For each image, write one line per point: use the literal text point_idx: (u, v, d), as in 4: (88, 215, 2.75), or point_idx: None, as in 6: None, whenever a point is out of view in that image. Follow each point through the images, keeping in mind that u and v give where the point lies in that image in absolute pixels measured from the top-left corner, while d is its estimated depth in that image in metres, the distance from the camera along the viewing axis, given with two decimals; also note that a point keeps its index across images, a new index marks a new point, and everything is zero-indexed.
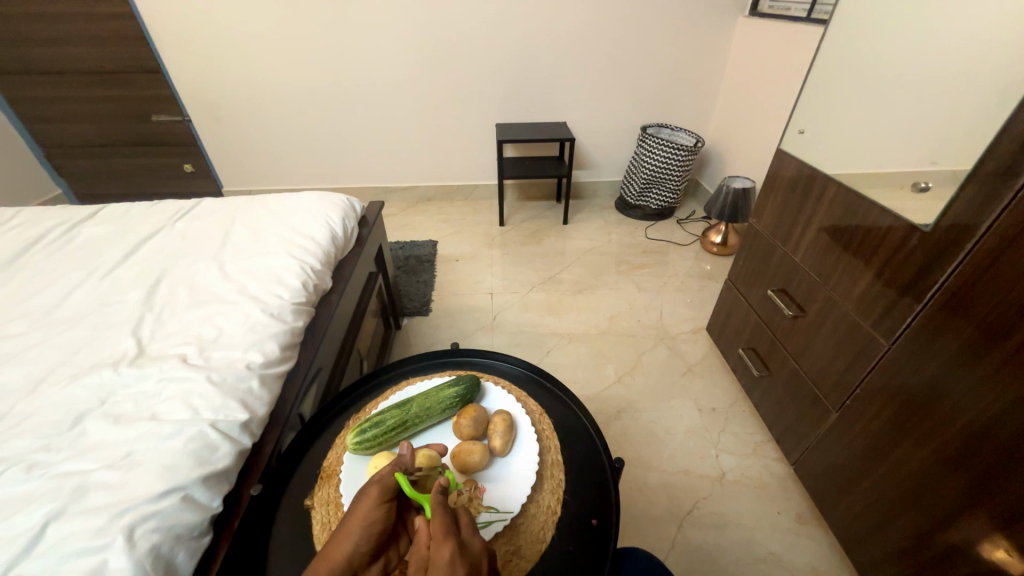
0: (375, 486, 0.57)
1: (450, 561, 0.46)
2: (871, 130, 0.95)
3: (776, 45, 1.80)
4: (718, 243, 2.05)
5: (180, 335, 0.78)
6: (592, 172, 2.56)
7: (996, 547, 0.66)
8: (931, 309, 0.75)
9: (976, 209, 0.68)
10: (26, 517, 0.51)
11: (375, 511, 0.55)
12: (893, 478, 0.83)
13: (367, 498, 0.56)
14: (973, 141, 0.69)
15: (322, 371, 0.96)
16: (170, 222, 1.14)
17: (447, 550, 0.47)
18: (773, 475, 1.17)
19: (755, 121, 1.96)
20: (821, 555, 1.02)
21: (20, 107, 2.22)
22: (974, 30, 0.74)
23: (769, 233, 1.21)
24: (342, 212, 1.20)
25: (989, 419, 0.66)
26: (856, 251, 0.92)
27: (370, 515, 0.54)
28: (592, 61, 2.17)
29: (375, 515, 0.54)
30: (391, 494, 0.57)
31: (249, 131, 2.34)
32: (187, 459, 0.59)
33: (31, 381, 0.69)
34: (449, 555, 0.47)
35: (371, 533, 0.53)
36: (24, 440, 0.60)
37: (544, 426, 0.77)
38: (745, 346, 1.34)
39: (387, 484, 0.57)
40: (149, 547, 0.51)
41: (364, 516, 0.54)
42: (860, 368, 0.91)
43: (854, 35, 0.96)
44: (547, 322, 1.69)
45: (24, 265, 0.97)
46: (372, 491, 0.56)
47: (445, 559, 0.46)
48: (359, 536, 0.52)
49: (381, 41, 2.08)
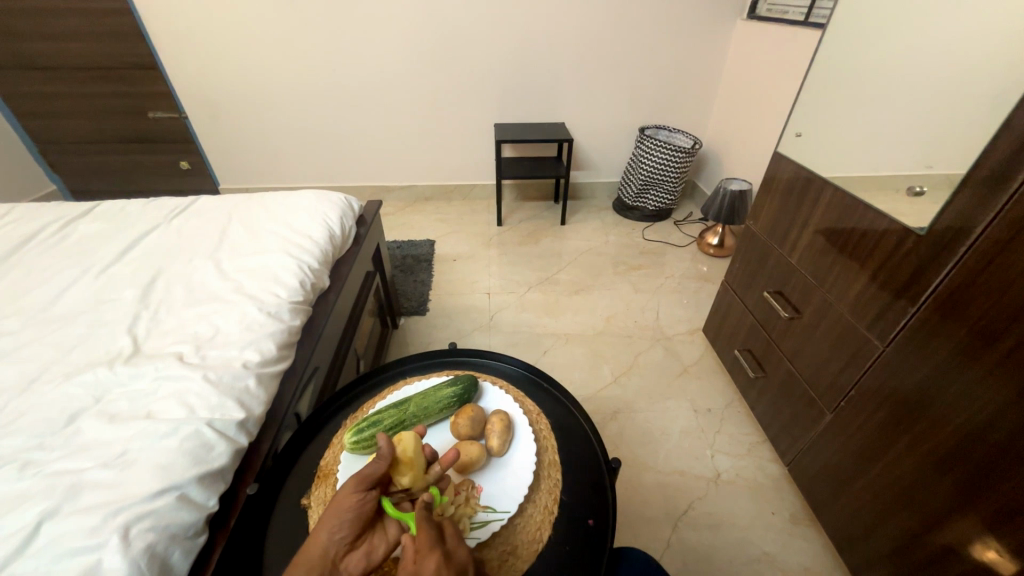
0: (353, 479, 0.57)
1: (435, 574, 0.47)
2: (867, 134, 0.96)
3: (774, 48, 1.82)
4: (715, 244, 2.06)
5: (176, 333, 0.78)
6: (590, 173, 2.57)
7: (987, 547, 0.67)
8: (925, 312, 0.76)
9: (971, 213, 0.68)
10: (19, 515, 0.51)
11: (354, 503, 0.55)
12: (886, 479, 0.84)
13: (346, 488, 0.56)
14: (966, 147, 0.70)
15: (318, 370, 0.95)
16: (166, 220, 1.13)
17: (432, 561, 0.48)
18: (767, 475, 1.18)
19: (752, 123, 1.97)
20: (814, 554, 1.03)
21: (14, 101, 2.20)
22: (970, 36, 0.75)
23: (766, 235, 1.21)
24: (340, 211, 1.20)
25: (982, 420, 0.66)
26: (852, 254, 0.92)
27: (349, 507, 0.55)
28: (591, 62, 2.17)
29: (353, 507, 0.55)
30: (371, 484, 0.57)
31: (246, 129, 2.33)
32: (183, 457, 0.59)
33: (25, 379, 0.68)
34: (434, 566, 0.47)
35: (347, 522, 0.54)
36: (17, 438, 0.59)
37: (542, 426, 0.77)
38: (741, 348, 1.35)
39: (365, 476, 0.57)
40: (145, 546, 0.51)
41: (342, 509, 0.54)
42: (855, 370, 0.92)
43: (851, 40, 0.97)
44: (545, 322, 1.69)
45: (17, 261, 0.96)
46: (349, 485, 0.56)
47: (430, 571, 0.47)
48: (334, 528, 0.53)
49: (380, 39, 2.08)
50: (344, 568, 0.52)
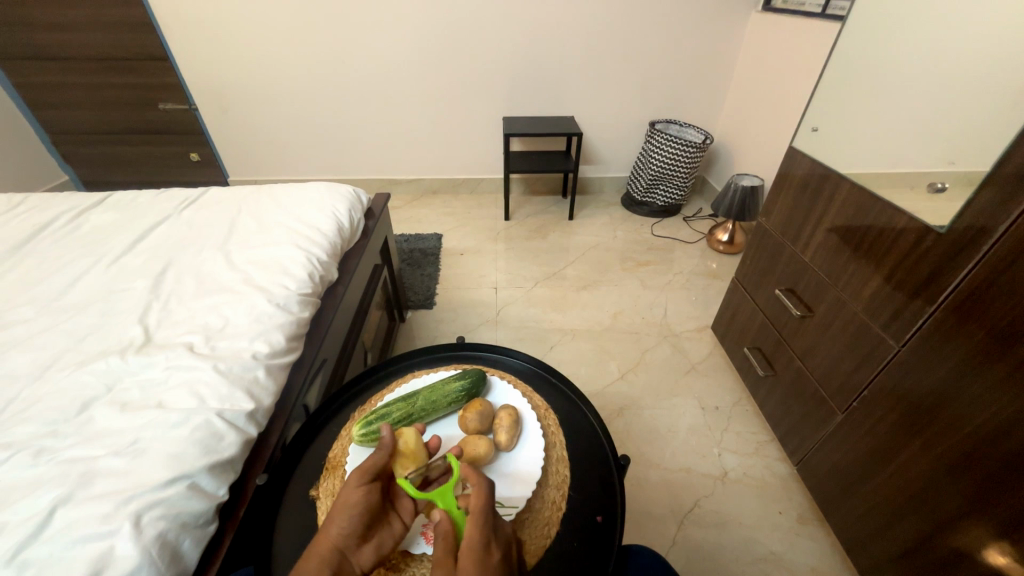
0: (356, 472, 0.57)
1: (486, 542, 0.50)
2: (884, 129, 0.94)
3: (790, 41, 1.78)
4: (725, 241, 2.03)
5: (187, 324, 0.78)
6: (599, 168, 2.54)
7: (998, 552, 0.66)
8: (943, 313, 0.74)
9: (994, 211, 0.66)
10: (34, 500, 0.52)
11: (361, 496, 0.55)
12: (897, 483, 0.83)
13: (351, 482, 0.56)
14: (990, 143, 0.68)
15: (326, 363, 0.95)
16: (177, 210, 1.14)
17: (477, 528, 0.51)
18: (775, 474, 1.17)
19: (766, 118, 1.94)
20: (820, 555, 1.02)
21: (27, 92, 2.22)
22: (995, 29, 0.72)
23: (778, 232, 1.20)
24: (349, 204, 1.20)
25: (999, 423, 0.65)
26: (866, 253, 0.91)
27: (357, 501, 0.55)
28: (601, 54, 2.14)
29: (361, 500, 0.55)
30: (373, 476, 0.58)
31: (255, 121, 2.33)
32: (194, 447, 0.60)
33: (38, 367, 0.69)
34: (480, 534, 0.51)
35: (355, 516, 0.54)
36: (31, 425, 0.60)
37: (550, 422, 0.77)
38: (751, 346, 1.34)
39: (370, 469, 0.58)
40: (156, 534, 0.51)
41: (350, 501, 0.55)
42: (869, 369, 0.90)
43: (872, 32, 0.95)
44: (551, 317, 1.68)
45: (30, 251, 0.97)
46: (352, 477, 0.57)
47: (478, 539, 0.50)
48: (344, 523, 0.53)
49: (389, 31, 2.06)
50: (355, 560, 0.53)
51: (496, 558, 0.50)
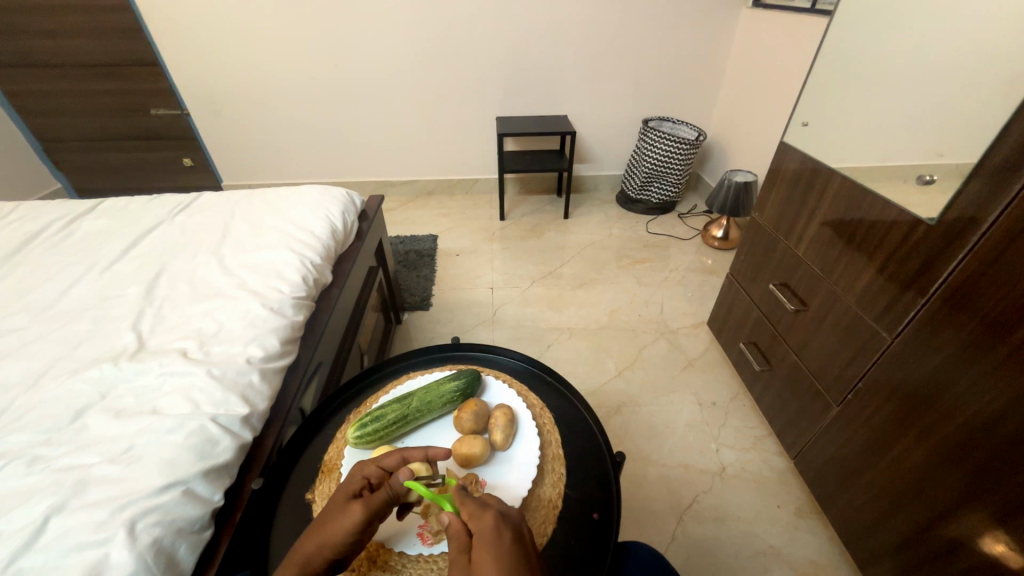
0: (357, 506, 0.53)
1: (496, 532, 0.48)
2: (873, 124, 0.95)
3: (781, 37, 1.79)
4: (720, 238, 2.04)
5: (179, 329, 0.78)
6: (593, 166, 2.55)
7: (996, 540, 0.66)
8: (935, 304, 0.75)
9: (983, 201, 0.67)
10: (26, 511, 0.51)
11: (355, 529, 0.52)
12: (894, 473, 0.83)
13: (348, 516, 0.53)
14: (978, 135, 0.69)
15: (321, 366, 0.95)
16: (170, 215, 1.14)
17: (490, 519, 0.49)
18: (772, 468, 1.18)
19: (758, 113, 1.94)
20: (819, 547, 1.02)
21: (18, 99, 2.20)
22: (981, 23, 0.73)
23: (771, 226, 1.20)
24: (342, 206, 1.20)
25: (994, 412, 0.65)
26: (858, 246, 0.91)
27: (350, 530, 0.52)
28: (593, 52, 2.14)
29: (354, 533, 0.52)
30: (372, 512, 0.54)
31: (248, 125, 2.33)
32: (188, 452, 0.59)
33: (32, 375, 0.69)
34: (493, 523, 0.49)
35: (345, 544, 0.52)
36: (24, 435, 0.60)
37: (545, 420, 0.77)
38: (746, 341, 1.34)
39: (374, 505, 0.54)
40: (151, 540, 0.51)
41: (343, 531, 0.52)
42: (863, 361, 0.90)
43: (861, 27, 0.95)
44: (548, 316, 1.68)
45: (22, 258, 0.97)
46: (354, 512, 0.53)
47: (491, 527, 0.48)
48: (333, 547, 0.52)
49: (381, 32, 2.06)
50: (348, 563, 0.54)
51: (508, 540, 0.47)
